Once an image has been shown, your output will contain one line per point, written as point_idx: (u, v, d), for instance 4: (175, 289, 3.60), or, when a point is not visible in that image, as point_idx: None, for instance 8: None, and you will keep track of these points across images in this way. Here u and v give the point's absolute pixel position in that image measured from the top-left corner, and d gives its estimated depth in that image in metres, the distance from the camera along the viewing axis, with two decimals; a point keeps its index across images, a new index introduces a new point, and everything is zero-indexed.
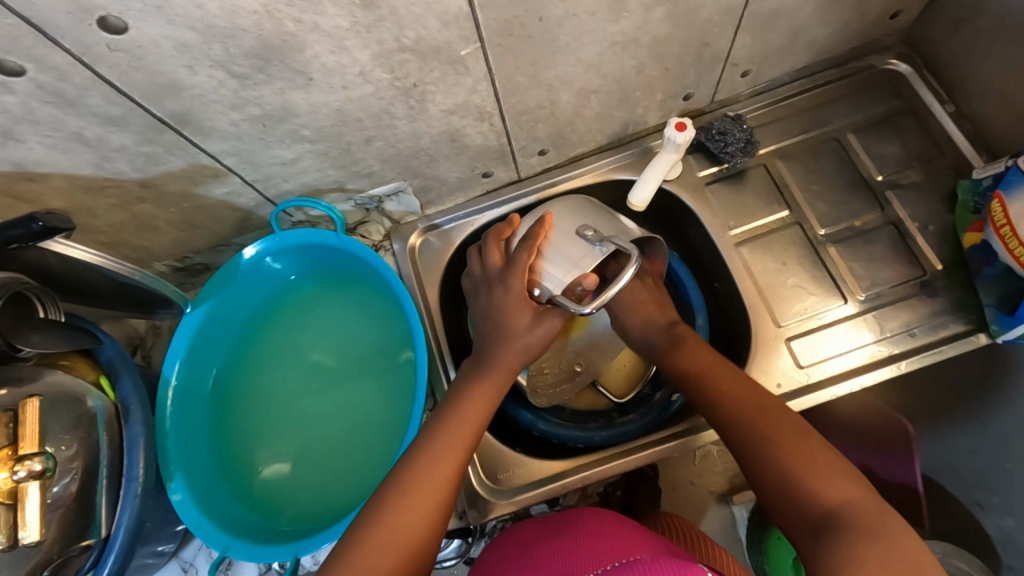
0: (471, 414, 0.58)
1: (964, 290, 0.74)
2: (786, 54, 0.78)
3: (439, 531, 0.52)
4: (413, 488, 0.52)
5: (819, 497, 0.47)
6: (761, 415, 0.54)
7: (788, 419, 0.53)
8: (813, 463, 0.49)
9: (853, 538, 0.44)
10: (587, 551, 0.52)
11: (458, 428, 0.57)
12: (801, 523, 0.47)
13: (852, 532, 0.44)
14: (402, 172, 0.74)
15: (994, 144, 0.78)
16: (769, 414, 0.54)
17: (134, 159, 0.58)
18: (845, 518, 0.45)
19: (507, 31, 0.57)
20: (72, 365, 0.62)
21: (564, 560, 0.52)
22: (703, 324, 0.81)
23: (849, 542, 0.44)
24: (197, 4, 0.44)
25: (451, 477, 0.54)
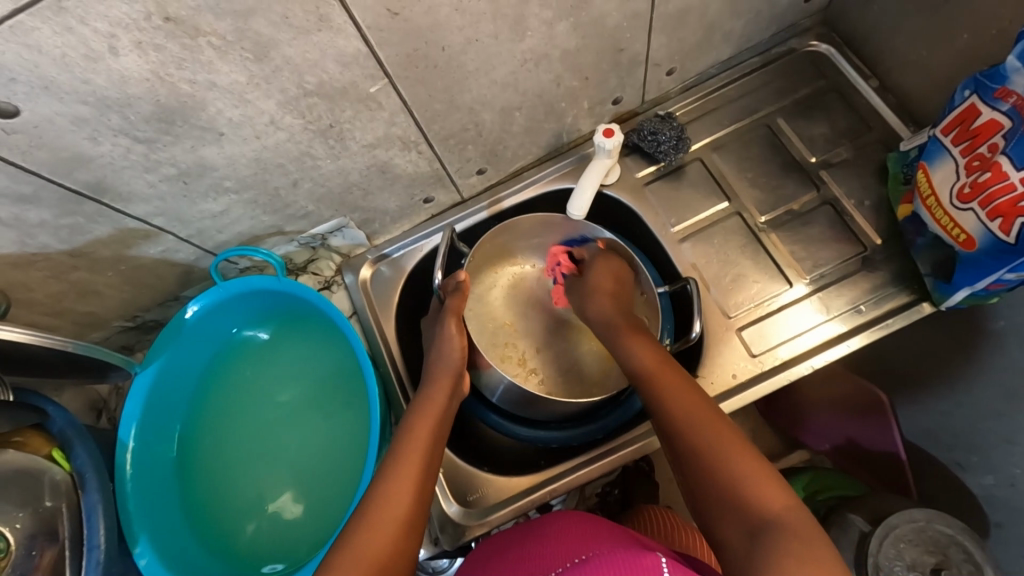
0: (421, 431, 0.59)
1: (904, 260, 0.76)
2: (706, 48, 0.78)
3: (410, 547, 0.51)
4: (373, 513, 0.51)
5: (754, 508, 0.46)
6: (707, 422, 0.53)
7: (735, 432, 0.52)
8: (749, 470, 0.49)
9: (780, 552, 0.43)
10: (546, 553, 0.53)
11: (411, 446, 0.57)
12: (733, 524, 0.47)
13: (779, 545, 0.43)
14: (338, 209, 0.74)
15: (919, 115, 0.80)
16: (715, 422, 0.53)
17: (57, 232, 0.58)
18: (778, 527, 0.45)
19: (411, 64, 0.57)
20: (26, 442, 0.61)
21: (527, 563, 0.52)
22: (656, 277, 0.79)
23: (767, 557, 0.43)
24: (84, 80, 0.44)
25: (411, 497, 0.53)
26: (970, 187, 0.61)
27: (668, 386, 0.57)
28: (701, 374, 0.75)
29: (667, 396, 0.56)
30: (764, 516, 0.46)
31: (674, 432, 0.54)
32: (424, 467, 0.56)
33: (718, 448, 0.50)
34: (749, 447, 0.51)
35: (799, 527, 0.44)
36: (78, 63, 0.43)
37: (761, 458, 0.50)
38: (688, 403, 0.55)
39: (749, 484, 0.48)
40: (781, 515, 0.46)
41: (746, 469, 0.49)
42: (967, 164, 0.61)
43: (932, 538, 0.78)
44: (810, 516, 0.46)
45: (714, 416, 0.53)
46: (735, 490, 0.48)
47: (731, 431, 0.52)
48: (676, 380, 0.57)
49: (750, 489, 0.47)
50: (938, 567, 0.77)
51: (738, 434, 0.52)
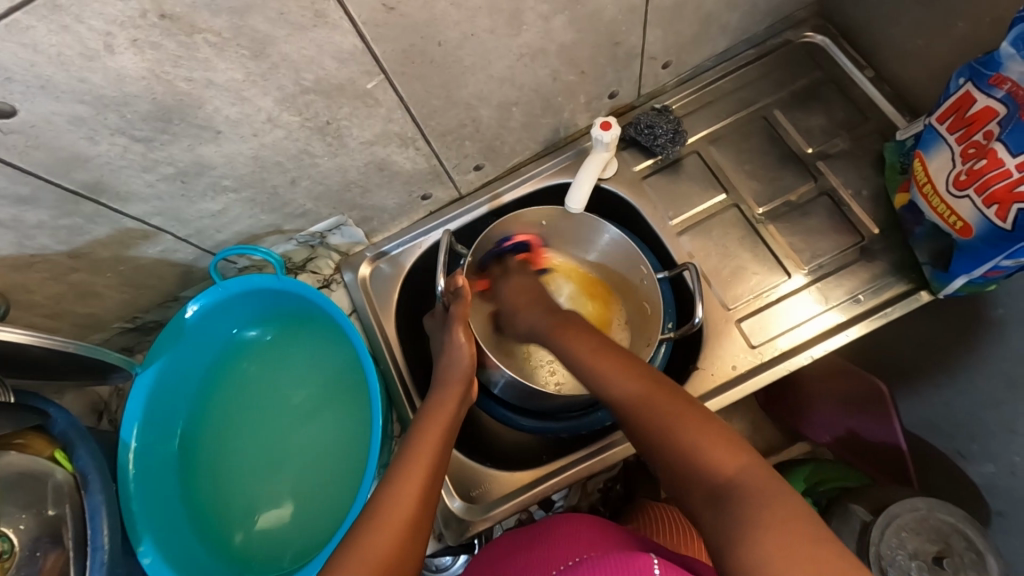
0: (431, 433, 0.59)
1: (902, 249, 0.76)
2: (702, 40, 0.79)
3: (416, 548, 0.51)
4: (382, 512, 0.52)
5: (704, 466, 0.46)
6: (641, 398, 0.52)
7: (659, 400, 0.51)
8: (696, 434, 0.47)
9: (738, 503, 0.43)
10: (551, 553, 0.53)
11: (420, 447, 0.58)
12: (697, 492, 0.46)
13: (742, 500, 0.43)
14: (337, 207, 0.75)
15: (915, 104, 0.80)
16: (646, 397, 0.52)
17: (56, 233, 0.58)
18: (738, 487, 0.44)
19: (408, 60, 0.57)
20: (27, 443, 0.62)
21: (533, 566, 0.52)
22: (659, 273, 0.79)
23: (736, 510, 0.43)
24: (81, 79, 0.44)
25: (419, 497, 0.54)
26: (967, 174, 0.61)
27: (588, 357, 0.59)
28: (702, 366, 0.75)
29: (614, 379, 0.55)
30: (721, 477, 0.45)
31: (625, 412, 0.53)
32: (433, 468, 0.56)
33: (656, 405, 0.51)
34: (687, 411, 0.50)
35: (762, 482, 0.44)
36: (75, 61, 0.43)
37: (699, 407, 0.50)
38: (611, 367, 0.56)
39: (691, 444, 0.47)
40: (736, 473, 0.45)
41: (690, 435, 0.48)
42: (963, 151, 0.62)
43: (933, 527, 0.78)
44: (766, 465, 0.46)
45: (633, 371, 0.55)
46: (683, 454, 0.47)
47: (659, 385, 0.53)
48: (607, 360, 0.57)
49: (695, 446, 0.47)
50: (939, 556, 0.77)
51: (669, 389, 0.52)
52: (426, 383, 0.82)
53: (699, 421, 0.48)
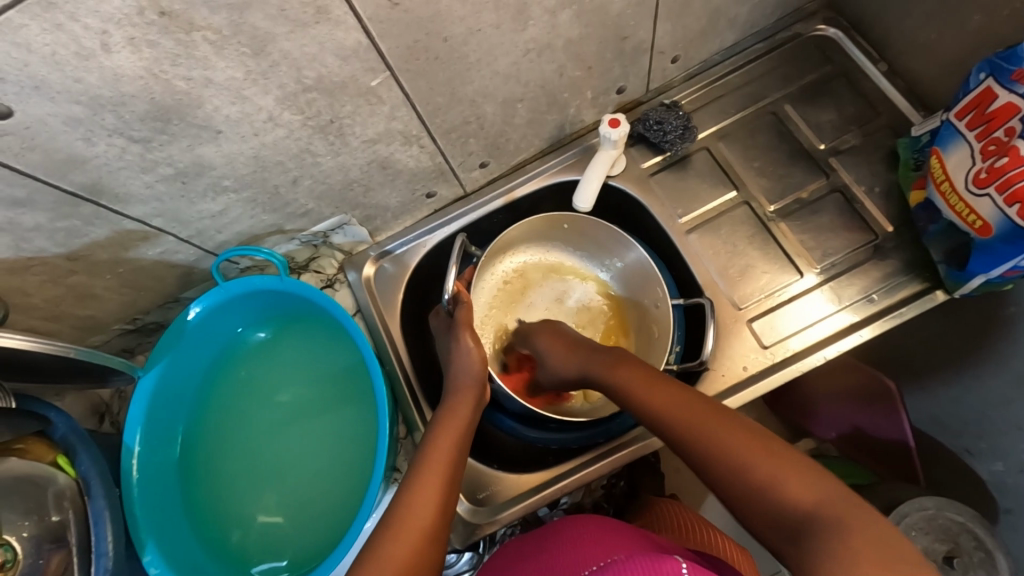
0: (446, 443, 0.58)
1: (915, 247, 0.74)
2: (711, 34, 0.77)
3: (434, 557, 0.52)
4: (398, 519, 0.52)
5: (787, 503, 0.44)
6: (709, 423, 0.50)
7: (733, 423, 0.49)
8: (776, 469, 0.45)
9: (828, 537, 0.41)
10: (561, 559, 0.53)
11: (434, 459, 0.56)
12: (777, 529, 0.44)
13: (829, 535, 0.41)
14: (339, 206, 0.73)
15: (929, 99, 0.78)
16: (714, 421, 0.50)
17: (54, 235, 0.57)
18: (819, 520, 0.42)
19: (411, 56, 0.56)
20: (28, 449, 0.60)
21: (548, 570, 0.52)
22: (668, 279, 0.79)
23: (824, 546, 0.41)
24: (76, 79, 0.43)
25: (434, 510, 0.53)
26: (987, 172, 0.60)
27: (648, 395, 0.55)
28: (711, 367, 0.74)
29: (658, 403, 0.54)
30: (801, 508, 0.43)
31: (679, 441, 0.51)
32: (447, 480, 0.56)
33: (728, 442, 0.48)
34: (763, 440, 0.48)
35: (844, 512, 0.42)
36: (69, 61, 0.42)
37: (765, 436, 0.48)
38: (670, 404, 0.53)
39: (774, 478, 0.45)
40: (815, 506, 0.43)
41: (762, 468, 0.46)
42: (982, 149, 0.60)
43: (942, 526, 0.78)
44: (848, 494, 0.44)
45: (700, 411, 0.51)
46: (765, 490, 0.45)
47: (725, 418, 0.50)
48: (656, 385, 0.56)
49: (782, 485, 0.45)
50: (949, 556, 0.77)
51: (735, 423, 0.49)
52: (433, 388, 0.81)
53: (783, 457, 0.46)
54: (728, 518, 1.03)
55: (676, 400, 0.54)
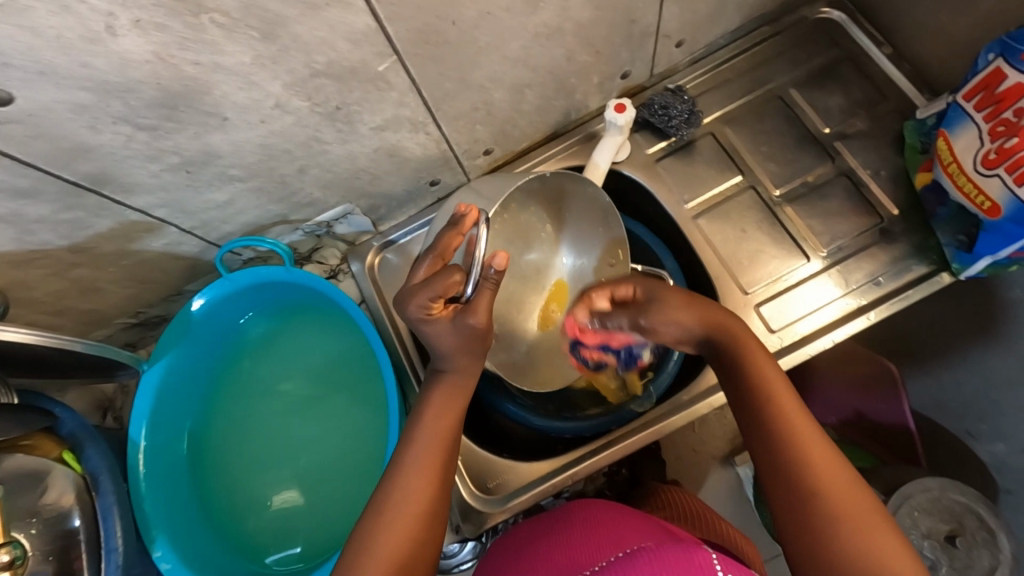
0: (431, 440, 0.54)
1: (922, 230, 0.75)
2: (718, 17, 0.76)
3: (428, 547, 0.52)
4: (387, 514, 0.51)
5: None
6: (829, 475, 0.47)
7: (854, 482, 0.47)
8: (880, 550, 0.45)
9: None
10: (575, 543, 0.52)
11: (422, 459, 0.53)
12: None
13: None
14: (345, 195, 0.72)
15: (935, 81, 0.78)
16: (835, 474, 0.47)
17: (57, 227, 0.55)
18: None
19: (421, 40, 0.55)
20: (35, 445, 0.60)
21: (559, 554, 0.52)
22: (673, 265, 0.79)
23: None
24: (83, 64, 0.42)
25: (413, 535, 0.50)
26: (996, 154, 0.60)
27: (794, 426, 0.50)
28: None
29: (782, 425, 0.50)
30: None
31: (794, 479, 0.48)
32: (436, 481, 0.53)
33: (845, 512, 0.46)
34: (879, 518, 0.46)
35: None
36: (76, 45, 0.40)
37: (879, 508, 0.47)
38: (798, 429, 0.49)
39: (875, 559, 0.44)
40: None
41: (874, 545, 0.45)
42: (991, 129, 0.61)
43: (946, 508, 0.78)
44: None
45: (827, 457, 0.48)
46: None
47: (856, 486, 0.47)
48: (784, 401, 0.51)
49: (889, 574, 0.44)
50: (951, 535, 0.78)
51: (865, 495, 0.47)
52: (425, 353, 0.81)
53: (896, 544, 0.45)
54: (729, 501, 1.03)
55: (811, 435, 0.49)
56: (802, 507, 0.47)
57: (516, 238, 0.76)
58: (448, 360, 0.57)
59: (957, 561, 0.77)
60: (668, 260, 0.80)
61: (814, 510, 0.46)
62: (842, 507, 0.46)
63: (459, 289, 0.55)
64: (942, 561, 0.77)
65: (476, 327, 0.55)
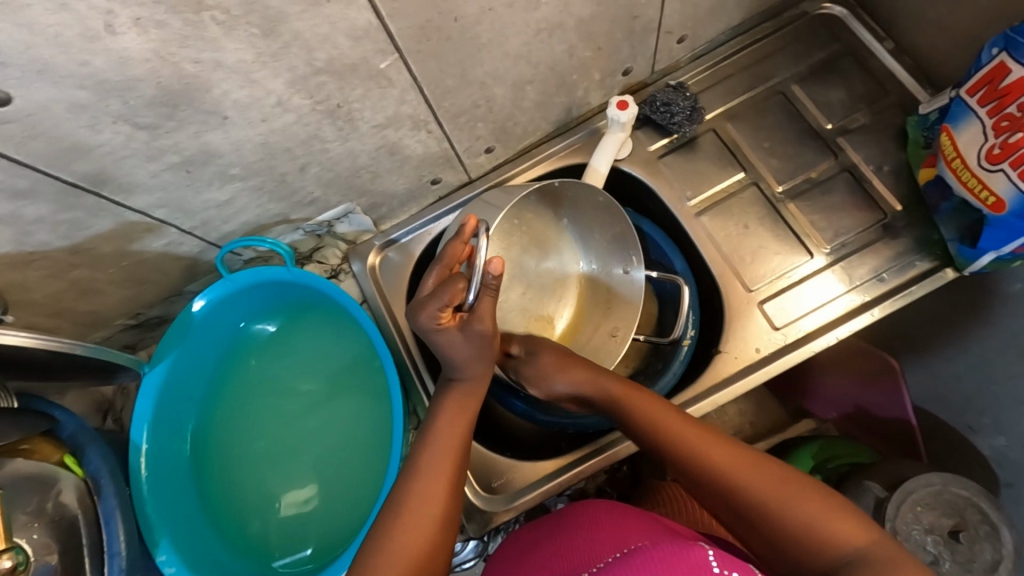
0: (448, 441, 0.55)
1: (925, 225, 0.75)
2: (719, 13, 0.76)
3: (442, 547, 0.50)
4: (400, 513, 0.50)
5: (834, 549, 0.46)
6: (728, 462, 0.52)
7: (755, 461, 0.52)
8: (796, 505, 0.48)
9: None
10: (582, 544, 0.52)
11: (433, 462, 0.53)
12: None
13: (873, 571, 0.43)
14: (346, 194, 0.72)
15: (937, 76, 0.78)
16: (734, 460, 0.53)
17: (56, 228, 0.55)
18: (871, 560, 0.44)
19: (423, 37, 0.54)
20: (33, 449, 0.59)
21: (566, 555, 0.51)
22: (681, 266, 0.79)
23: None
24: (82, 62, 0.41)
25: (434, 532, 0.50)
26: (1001, 148, 0.60)
27: (683, 433, 0.55)
28: (724, 349, 0.74)
29: (673, 432, 0.56)
30: (847, 554, 0.45)
31: (704, 478, 0.53)
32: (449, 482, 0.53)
33: (752, 485, 0.51)
34: (785, 481, 0.50)
35: (892, 557, 0.44)
36: (74, 43, 0.40)
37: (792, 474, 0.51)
38: (689, 434, 0.55)
39: (801, 519, 0.48)
40: (861, 549, 0.45)
41: (801, 511, 0.48)
42: (995, 125, 0.60)
43: (948, 501, 0.78)
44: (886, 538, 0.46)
45: (723, 449, 0.54)
46: (808, 536, 0.47)
47: (760, 462, 0.52)
48: (662, 411, 0.58)
49: (822, 528, 0.47)
50: (955, 529, 0.77)
51: (770, 466, 0.51)
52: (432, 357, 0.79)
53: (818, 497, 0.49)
54: None
55: (704, 437, 0.55)
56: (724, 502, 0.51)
57: (529, 246, 0.79)
58: (463, 369, 0.59)
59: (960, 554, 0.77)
60: (676, 261, 0.79)
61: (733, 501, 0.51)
62: (748, 487, 0.51)
63: (463, 296, 0.56)
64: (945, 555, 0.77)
65: (483, 333, 0.56)
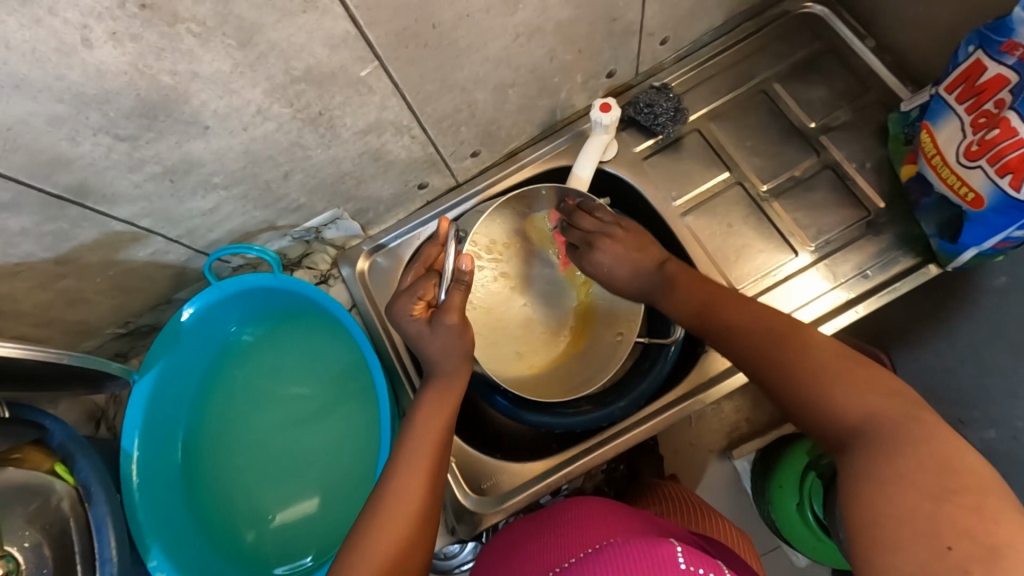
0: (427, 439, 0.56)
1: (908, 222, 0.75)
2: (700, 13, 0.76)
3: (420, 547, 0.51)
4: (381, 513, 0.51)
5: (849, 411, 0.48)
6: (775, 342, 0.56)
7: (801, 338, 0.55)
8: (833, 382, 0.50)
9: (896, 446, 0.44)
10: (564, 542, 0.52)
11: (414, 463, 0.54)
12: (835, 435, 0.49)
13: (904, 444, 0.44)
14: (332, 200, 0.72)
15: (918, 73, 0.78)
16: (782, 340, 0.56)
17: (41, 239, 0.55)
18: (875, 428, 0.47)
19: (401, 44, 0.55)
20: (25, 457, 0.59)
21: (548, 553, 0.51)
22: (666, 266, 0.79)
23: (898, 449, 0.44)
24: (59, 76, 0.42)
25: (404, 540, 0.50)
26: (978, 145, 0.60)
27: (736, 327, 0.59)
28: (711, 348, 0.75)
29: (729, 314, 0.61)
30: (858, 417, 0.48)
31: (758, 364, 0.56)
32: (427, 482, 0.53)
33: (790, 360, 0.53)
34: (840, 354, 0.52)
35: (902, 424, 0.46)
36: (50, 58, 0.40)
37: (850, 354, 0.52)
38: (745, 323, 0.59)
39: (832, 396, 0.49)
40: (874, 414, 0.47)
41: (835, 383, 0.50)
42: (972, 121, 0.61)
43: None
44: (922, 405, 0.47)
45: (799, 341, 0.55)
46: (830, 405, 0.49)
47: (823, 345, 0.54)
48: (733, 302, 0.62)
49: (849, 400, 0.49)
50: None
51: (836, 351, 0.53)
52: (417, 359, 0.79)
53: (865, 373, 0.50)
54: (724, 496, 1.03)
55: (759, 318, 0.59)
56: (773, 373, 0.55)
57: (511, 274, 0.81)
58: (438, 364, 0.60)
59: None
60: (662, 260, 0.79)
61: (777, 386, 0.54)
62: (796, 359, 0.53)
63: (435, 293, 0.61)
64: None
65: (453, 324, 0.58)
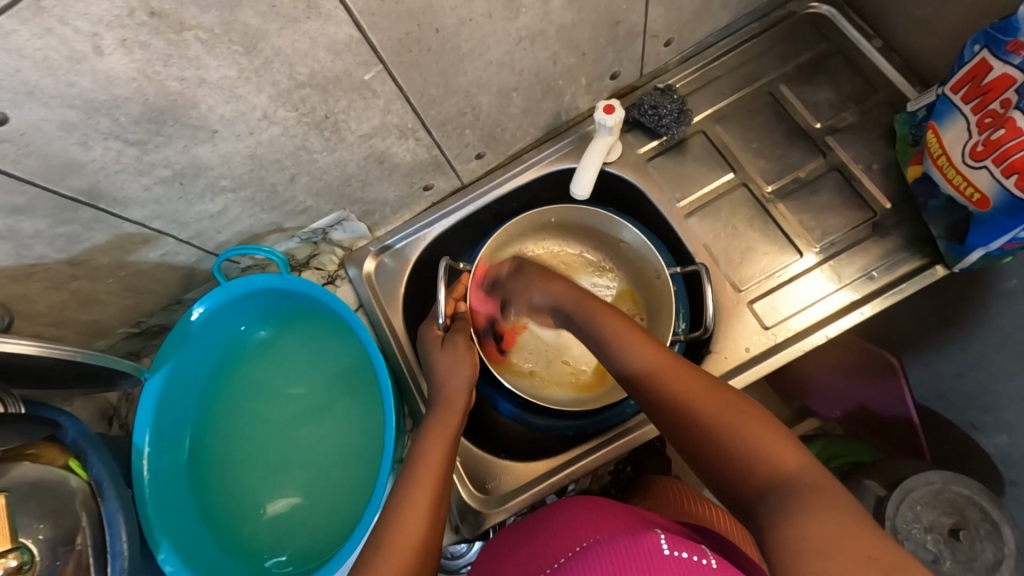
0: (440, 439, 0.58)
1: (914, 224, 0.74)
2: (705, 15, 0.76)
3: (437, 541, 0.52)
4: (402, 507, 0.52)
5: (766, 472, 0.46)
6: (695, 395, 0.51)
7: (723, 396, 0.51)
8: (749, 431, 0.48)
9: (800, 510, 0.42)
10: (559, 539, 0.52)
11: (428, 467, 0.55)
12: (748, 495, 0.46)
13: (797, 503, 0.42)
14: (338, 202, 0.73)
15: (926, 73, 0.78)
16: (700, 393, 0.51)
17: (53, 241, 0.57)
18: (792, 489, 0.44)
19: (404, 49, 0.55)
20: (39, 453, 0.61)
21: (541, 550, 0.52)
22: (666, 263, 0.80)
23: (793, 512, 0.42)
24: (69, 83, 0.43)
25: (426, 523, 0.52)
26: (984, 145, 0.60)
27: (661, 369, 0.54)
28: (714, 349, 0.74)
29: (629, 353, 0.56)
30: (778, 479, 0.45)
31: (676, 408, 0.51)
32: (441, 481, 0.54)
33: (708, 412, 0.50)
34: (746, 410, 0.49)
35: (819, 487, 0.43)
36: (62, 65, 0.42)
37: (744, 405, 0.50)
38: (665, 369, 0.54)
39: (748, 446, 0.47)
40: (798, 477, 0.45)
41: (755, 436, 0.47)
42: (979, 122, 0.60)
43: (949, 500, 0.75)
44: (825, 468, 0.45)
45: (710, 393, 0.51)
46: (744, 458, 0.47)
47: (734, 399, 0.50)
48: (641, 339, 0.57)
49: (762, 453, 0.46)
50: (956, 528, 0.75)
51: (741, 405, 0.50)
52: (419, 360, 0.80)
53: (767, 425, 0.48)
54: None
55: (678, 371, 0.53)
56: (686, 425, 0.51)
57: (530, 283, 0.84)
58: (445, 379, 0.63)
59: (960, 554, 0.74)
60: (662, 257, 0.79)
61: (692, 432, 0.50)
62: (714, 418, 0.49)
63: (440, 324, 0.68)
64: (946, 554, 0.74)
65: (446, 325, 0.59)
